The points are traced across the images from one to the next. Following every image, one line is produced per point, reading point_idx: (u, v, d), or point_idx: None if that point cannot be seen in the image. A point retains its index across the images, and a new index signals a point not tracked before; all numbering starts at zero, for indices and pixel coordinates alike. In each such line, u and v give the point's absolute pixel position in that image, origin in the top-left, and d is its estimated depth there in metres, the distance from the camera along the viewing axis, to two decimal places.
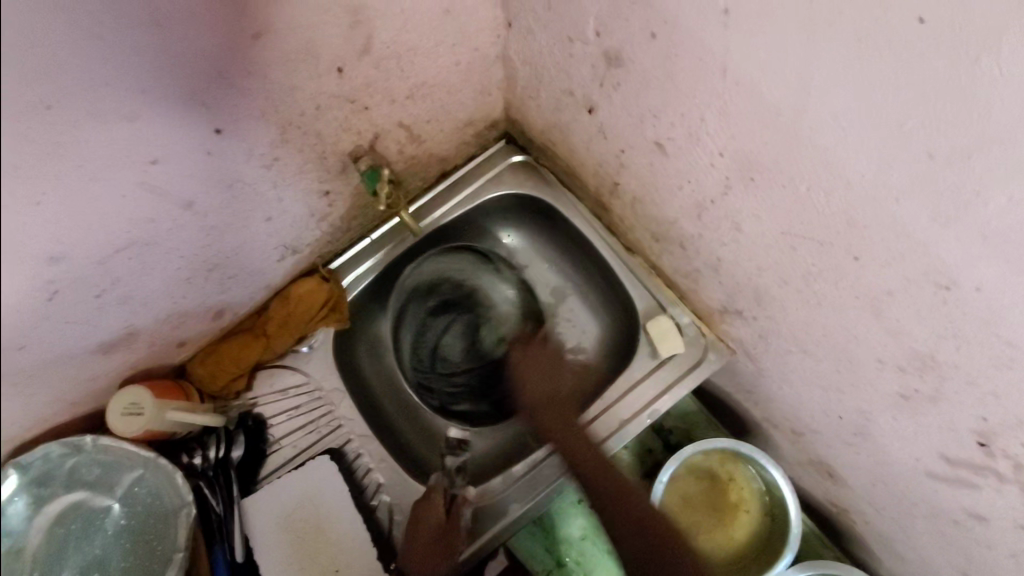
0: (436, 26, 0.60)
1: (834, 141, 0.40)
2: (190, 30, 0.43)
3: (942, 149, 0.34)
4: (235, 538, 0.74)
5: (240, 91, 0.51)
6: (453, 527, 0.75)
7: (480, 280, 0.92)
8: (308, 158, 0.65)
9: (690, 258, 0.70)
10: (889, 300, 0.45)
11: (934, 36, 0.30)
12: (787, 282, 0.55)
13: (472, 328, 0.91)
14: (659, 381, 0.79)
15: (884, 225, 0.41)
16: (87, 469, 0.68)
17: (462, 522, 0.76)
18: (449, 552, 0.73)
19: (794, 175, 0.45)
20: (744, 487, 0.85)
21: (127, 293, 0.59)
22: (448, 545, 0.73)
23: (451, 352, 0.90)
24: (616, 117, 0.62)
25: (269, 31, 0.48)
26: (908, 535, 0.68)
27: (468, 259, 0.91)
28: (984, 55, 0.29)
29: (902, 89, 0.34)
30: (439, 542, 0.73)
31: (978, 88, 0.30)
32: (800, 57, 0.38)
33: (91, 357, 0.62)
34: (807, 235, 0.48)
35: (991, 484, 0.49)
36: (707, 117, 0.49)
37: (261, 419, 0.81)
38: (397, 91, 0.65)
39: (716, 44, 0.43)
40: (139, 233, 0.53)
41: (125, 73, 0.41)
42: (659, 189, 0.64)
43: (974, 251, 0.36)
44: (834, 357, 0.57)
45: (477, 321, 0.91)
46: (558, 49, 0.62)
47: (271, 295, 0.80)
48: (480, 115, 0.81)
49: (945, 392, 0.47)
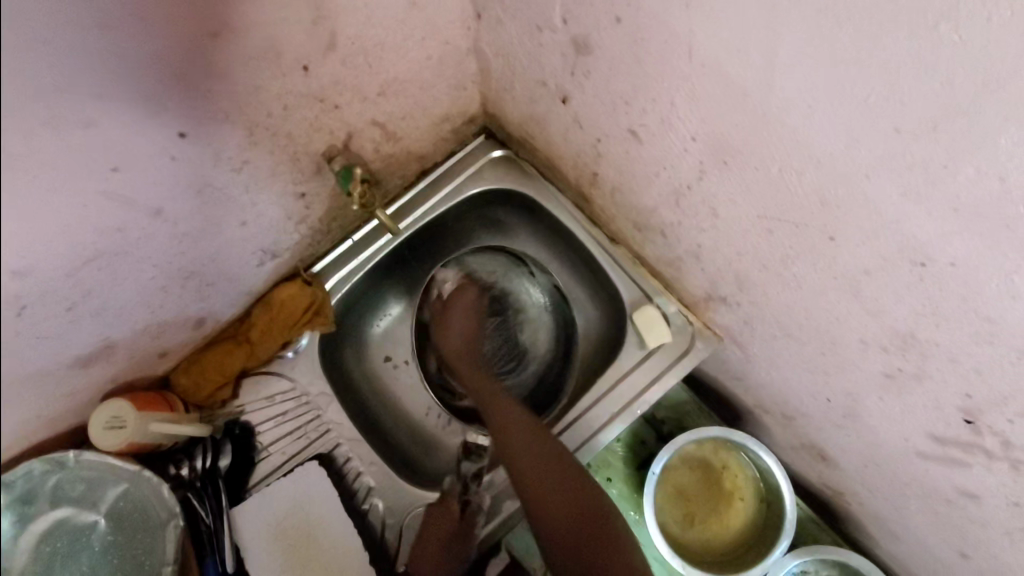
0: (403, 21, 0.59)
1: (801, 119, 0.39)
2: (144, 32, 0.42)
3: (908, 123, 0.33)
4: (225, 549, 0.73)
5: (203, 94, 0.50)
6: (464, 532, 0.75)
7: (512, 281, 0.86)
8: (279, 160, 0.64)
9: (672, 246, 0.69)
10: (868, 280, 0.44)
11: (893, 6, 0.30)
12: (767, 266, 0.54)
13: (502, 328, 0.85)
14: (648, 371, 0.78)
15: (857, 204, 0.40)
16: (71, 485, 0.67)
17: (477, 527, 0.76)
18: (454, 556, 0.74)
19: (765, 156, 0.44)
20: (738, 475, 0.84)
21: (99, 305, 0.58)
22: (453, 551, 0.74)
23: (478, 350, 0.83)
24: (589, 106, 0.61)
25: (228, 31, 0.47)
26: (902, 516, 0.67)
27: (505, 264, 0.86)
28: (943, 23, 0.28)
29: (865, 62, 0.33)
30: (445, 547, 0.74)
31: (941, 57, 0.29)
32: (763, 34, 0.37)
33: (68, 371, 0.61)
34: (783, 216, 0.48)
35: (979, 461, 0.49)
36: (676, 102, 0.49)
37: (248, 426, 0.80)
38: (367, 88, 0.64)
39: (680, 25, 0.42)
40: (106, 242, 0.52)
41: (79, 78, 0.40)
42: (636, 177, 0.64)
43: (947, 226, 0.35)
44: (818, 339, 0.56)
45: (508, 322, 0.85)
46: (528, 39, 0.61)
47: (252, 301, 0.79)
48: (456, 111, 0.80)
49: (928, 370, 0.46)
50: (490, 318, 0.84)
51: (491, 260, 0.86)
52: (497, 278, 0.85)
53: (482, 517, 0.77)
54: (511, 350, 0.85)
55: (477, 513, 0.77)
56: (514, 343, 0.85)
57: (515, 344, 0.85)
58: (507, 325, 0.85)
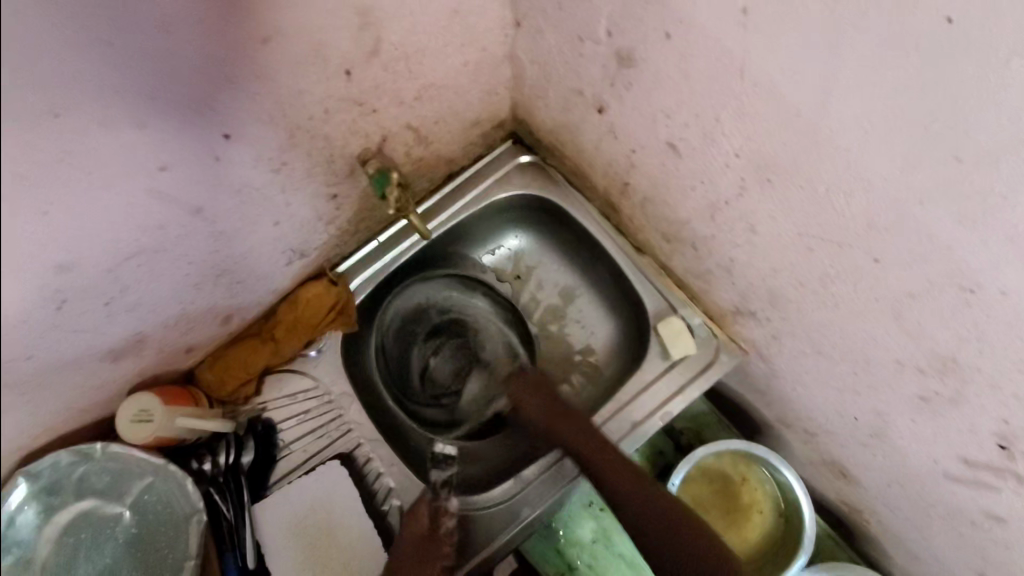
0: (444, 27, 0.60)
1: (855, 142, 0.39)
2: (199, 36, 0.42)
3: (969, 153, 0.33)
4: (246, 545, 0.73)
5: (249, 96, 0.50)
6: (434, 535, 0.73)
7: (466, 305, 0.91)
8: (316, 162, 0.64)
9: (702, 259, 0.69)
10: (910, 303, 0.44)
11: (964, 37, 0.30)
12: (804, 284, 0.55)
13: (461, 348, 0.91)
14: (671, 383, 0.78)
15: (904, 228, 0.40)
16: (97, 477, 0.68)
17: (445, 527, 0.74)
18: (431, 563, 0.71)
19: (813, 176, 0.44)
20: (756, 489, 0.84)
21: (136, 301, 0.58)
22: (429, 558, 0.71)
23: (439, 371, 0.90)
24: (627, 117, 0.61)
25: (277, 35, 0.47)
26: (923, 536, 0.67)
27: (451, 288, 0.90)
28: (1016, 58, 0.28)
29: (928, 91, 0.33)
30: (420, 554, 0.71)
31: (1009, 90, 0.29)
32: (822, 57, 0.37)
33: (101, 364, 0.62)
34: (825, 236, 0.48)
35: (1011, 487, 0.49)
36: (722, 118, 0.49)
37: (271, 424, 0.80)
38: (405, 93, 0.64)
39: (733, 43, 0.42)
40: (148, 240, 0.53)
41: (135, 79, 0.41)
42: (671, 189, 0.64)
43: (1000, 254, 0.35)
44: (851, 358, 0.56)
45: (466, 343, 0.91)
46: (568, 49, 0.61)
47: (279, 299, 0.79)
48: (487, 116, 0.80)
49: (965, 395, 0.46)
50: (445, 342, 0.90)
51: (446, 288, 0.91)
52: (448, 301, 0.91)
53: (449, 518, 0.75)
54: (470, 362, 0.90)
55: (447, 515, 0.75)
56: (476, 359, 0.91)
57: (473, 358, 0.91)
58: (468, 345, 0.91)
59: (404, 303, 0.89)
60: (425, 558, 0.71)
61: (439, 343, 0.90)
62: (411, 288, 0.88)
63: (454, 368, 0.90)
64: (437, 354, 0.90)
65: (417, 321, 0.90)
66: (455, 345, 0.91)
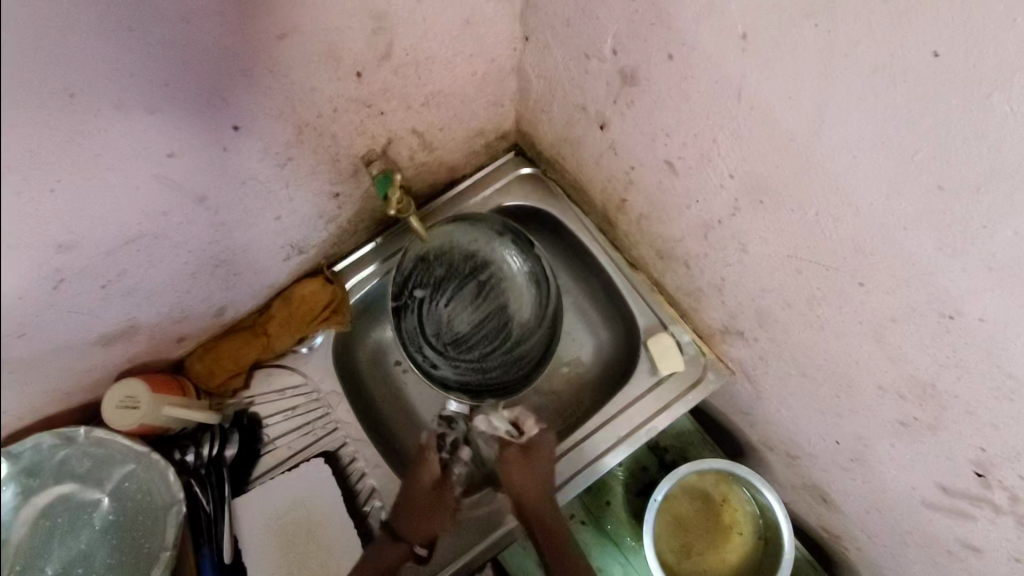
0: (455, 37, 0.61)
1: (843, 167, 0.41)
2: (218, 28, 0.43)
3: (951, 182, 0.35)
4: (223, 539, 0.73)
5: (260, 90, 0.51)
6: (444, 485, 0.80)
7: (510, 291, 0.85)
8: (321, 160, 0.65)
9: (693, 277, 0.71)
10: (893, 327, 0.46)
11: (949, 69, 0.31)
12: (791, 304, 0.56)
13: (491, 312, 0.84)
14: (658, 399, 0.79)
15: (888, 254, 0.41)
16: (78, 461, 0.67)
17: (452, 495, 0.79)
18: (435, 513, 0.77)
19: (803, 199, 0.46)
20: (737, 511, 0.85)
21: (133, 284, 0.59)
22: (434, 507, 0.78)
23: (461, 322, 0.84)
24: (628, 134, 0.63)
25: (293, 33, 0.49)
26: (900, 564, 0.68)
27: (510, 271, 0.85)
28: (996, 92, 0.30)
29: (914, 121, 0.34)
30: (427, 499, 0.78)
31: (990, 123, 0.31)
32: (814, 85, 0.39)
33: (91, 347, 0.62)
34: (812, 258, 0.49)
35: (986, 515, 0.50)
36: (719, 138, 0.50)
37: (256, 418, 0.80)
38: (413, 98, 0.66)
39: (731, 67, 0.44)
40: (149, 225, 0.53)
41: (152, 67, 0.42)
42: (667, 206, 0.65)
43: (980, 282, 0.36)
44: (834, 381, 0.58)
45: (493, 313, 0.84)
46: (574, 65, 0.63)
47: (273, 294, 0.80)
48: (492, 126, 0.81)
49: (944, 422, 0.47)
50: (470, 283, 0.85)
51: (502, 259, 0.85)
52: (479, 243, 0.84)
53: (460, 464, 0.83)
54: (492, 319, 0.84)
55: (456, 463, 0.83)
56: (494, 330, 0.85)
57: (507, 315, 0.85)
58: (500, 316, 0.85)
59: (473, 241, 0.84)
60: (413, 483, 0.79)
61: (460, 286, 0.85)
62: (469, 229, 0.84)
63: (475, 319, 0.85)
64: (471, 304, 0.85)
65: (434, 258, 0.83)
66: (478, 289, 0.85)
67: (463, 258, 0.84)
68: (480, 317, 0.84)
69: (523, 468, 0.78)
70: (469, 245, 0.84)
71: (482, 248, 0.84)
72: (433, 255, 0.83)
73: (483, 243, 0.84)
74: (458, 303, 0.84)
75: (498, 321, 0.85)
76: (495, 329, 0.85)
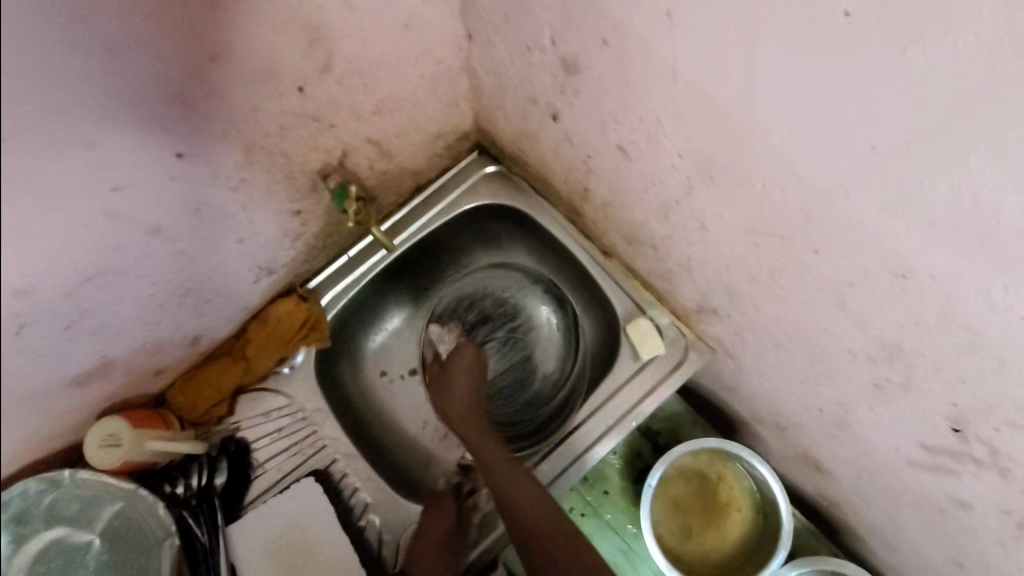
0: (396, 42, 0.61)
1: (781, 137, 0.40)
2: (143, 57, 0.43)
3: (882, 142, 0.34)
4: (221, 567, 0.72)
5: (199, 115, 0.51)
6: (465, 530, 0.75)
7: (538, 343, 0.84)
8: (276, 179, 0.65)
9: (663, 259, 0.70)
10: (852, 291, 0.45)
11: (863, 28, 0.31)
12: (756, 278, 0.55)
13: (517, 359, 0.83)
14: (643, 384, 0.79)
15: (837, 219, 0.41)
16: (65, 504, 0.67)
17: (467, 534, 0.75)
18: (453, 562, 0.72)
19: (749, 172, 0.45)
20: (734, 486, 0.84)
21: (98, 323, 0.58)
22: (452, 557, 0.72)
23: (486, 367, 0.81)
24: (579, 123, 0.63)
25: (223, 55, 0.48)
26: (896, 525, 0.68)
27: (538, 320, 0.85)
28: (912, 46, 0.29)
29: (839, 84, 0.34)
30: (441, 549, 0.72)
31: (909, 79, 0.31)
32: (741, 58, 0.38)
33: (64, 389, 0.61)
34: (768, 231, 0.49)
35: (969, 469, 0.49)
36: (663, 119, 0.50)
37: (244, 443, 0.80)
38: (362, 108, 0.65)
39: (664, 47, 0.43)
40: (104, 262, 0.53)
41: (79, 104, 0.41)
42: (627, 192, 0.65)
43: (926, 239, 0.36)
44: (807, 350, 0.57)
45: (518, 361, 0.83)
46: (519, 59, 0.63)
47: (248, 317, 0.80)
48: (449, 128, 0.81)
49: (916, 381, 0.47)
50: (500, 330, 0.83)
51: (534, 308, 0.85)
52: (512, 293, 0.85)
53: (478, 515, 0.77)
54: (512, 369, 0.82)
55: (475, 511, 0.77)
56: (519, 378, 0.83)
57: (526, 366, 0.83)
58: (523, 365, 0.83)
59: (507, 284, 0.86)
60: (424, 528, 0.74)
61: (489, 332, 0.83)
62: (486, 272, 0.87)
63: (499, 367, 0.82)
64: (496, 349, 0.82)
65: (467, 303, 0.84)
66: (507, 338, 0.83)
67: (494, 305, 0.85)
68: (504, 364, 0.82)
69: (456, 392, 0.74)
70: (501, 291, 0.86)
71: (512, 295, 0.86)
72: (466, 298, 0.85)
73: (512, 295, 0.85)
74: (489, 349, 0.82)
75: (518, 369, 0.83)
76: (518, 376, 0.83)
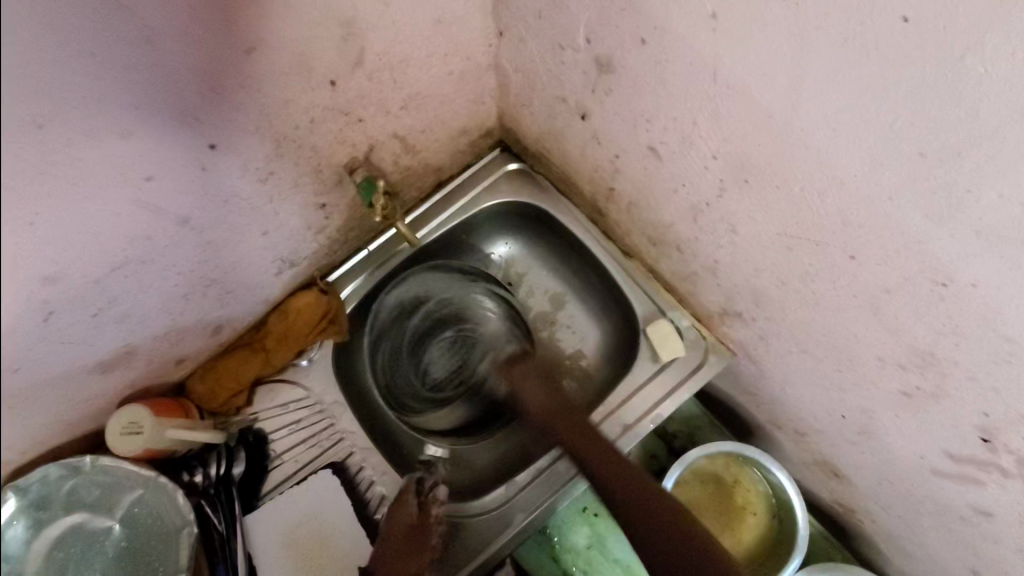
0: (428, 37, 0.61)
1: (824, 142, 0.40)
2: (182, 48, 0.43)
3: (931, 148, 0.34)
4: (237, 557, 0.73)
5: (233, 106, 0.51)
6: (425, 526, 0.74)
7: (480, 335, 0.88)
8: (303, 172, 0.65)
9: (687, 261, 0.70)
10: (887, 298, 0.45)
11: (919, 34, 0.31)
12: (786, 282, 0.55)
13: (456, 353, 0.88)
14: (661, 386, 0.78)
15: (877, 225, 0.41)
16: (86, 490, 0.68)
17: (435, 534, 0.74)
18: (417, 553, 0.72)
19: (787, 176, 0.45)
20: (750, 490, 0.84)
21: (125, 311, 0.58)
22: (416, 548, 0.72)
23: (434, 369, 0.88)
24: (609, 123, 0.62)
25: (260, 47, 0.48)
26: (915, 534, 0.67)
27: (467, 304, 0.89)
28: (970, 54, 0.29)
29: (890, 89, 0.34)
30: (407, 543, 0.72)
31: (966, 85, 0.30)
32: (787, 61, 0.38)
33: (88, 376, 0.62)
34: (802, 235, 0.49)
35: (996, 480, 0.49)
36: (699, 121, 0.50)
37: (262, 434, 0.80)
38: (391, 103, 0.65)
39: (706, 48, 0.43)
40: (134, 251, 0.53)
41: (117, 93, 0.41)
42: (654, 192, 0.65)
43: (969, 247, 0.36)
44: (834, 356, 0.57)
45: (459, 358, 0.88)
46: (550, 57, 0.62)
47: (269, 309, 0.80)
48: (474, 125, 0.81)
49: (946, 389, 0.47)
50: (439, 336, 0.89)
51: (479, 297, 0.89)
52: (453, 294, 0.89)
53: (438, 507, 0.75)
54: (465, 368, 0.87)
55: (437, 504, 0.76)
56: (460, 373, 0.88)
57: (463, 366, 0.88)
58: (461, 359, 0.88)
59: (439, 285, 0.88)
60: (393, 518, 0.73)
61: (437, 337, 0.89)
62: (422, 273, 0.86)
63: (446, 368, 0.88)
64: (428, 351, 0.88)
65: (416, 311, 0.88)
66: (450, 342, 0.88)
67: (437, 307, 0.88)
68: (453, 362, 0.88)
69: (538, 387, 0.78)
70: (440, 292, 0.88)
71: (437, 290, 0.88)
72: (409, 303, 0.87)
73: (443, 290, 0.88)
74: (437, 349, 0.88)
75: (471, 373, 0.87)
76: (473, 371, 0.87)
